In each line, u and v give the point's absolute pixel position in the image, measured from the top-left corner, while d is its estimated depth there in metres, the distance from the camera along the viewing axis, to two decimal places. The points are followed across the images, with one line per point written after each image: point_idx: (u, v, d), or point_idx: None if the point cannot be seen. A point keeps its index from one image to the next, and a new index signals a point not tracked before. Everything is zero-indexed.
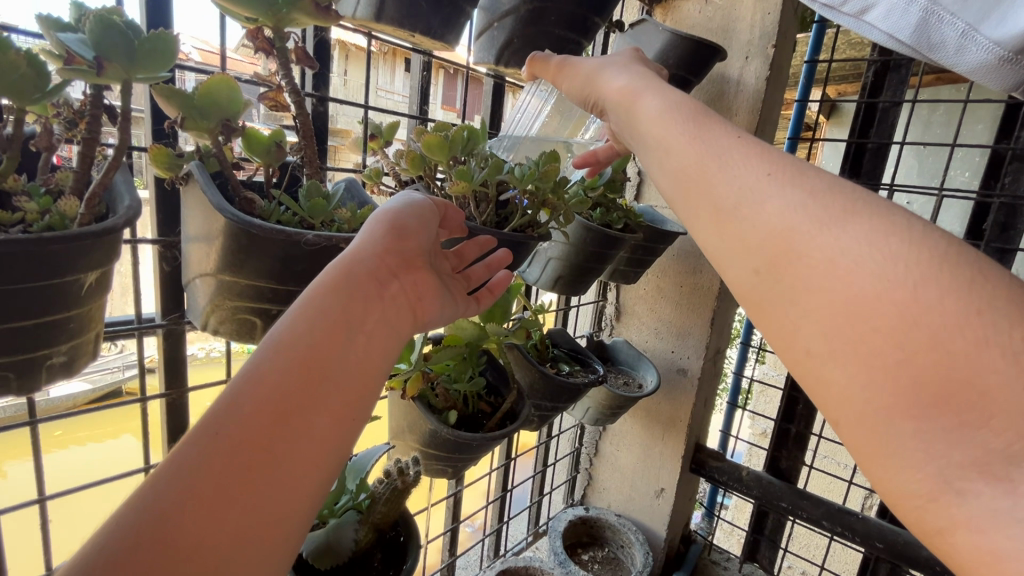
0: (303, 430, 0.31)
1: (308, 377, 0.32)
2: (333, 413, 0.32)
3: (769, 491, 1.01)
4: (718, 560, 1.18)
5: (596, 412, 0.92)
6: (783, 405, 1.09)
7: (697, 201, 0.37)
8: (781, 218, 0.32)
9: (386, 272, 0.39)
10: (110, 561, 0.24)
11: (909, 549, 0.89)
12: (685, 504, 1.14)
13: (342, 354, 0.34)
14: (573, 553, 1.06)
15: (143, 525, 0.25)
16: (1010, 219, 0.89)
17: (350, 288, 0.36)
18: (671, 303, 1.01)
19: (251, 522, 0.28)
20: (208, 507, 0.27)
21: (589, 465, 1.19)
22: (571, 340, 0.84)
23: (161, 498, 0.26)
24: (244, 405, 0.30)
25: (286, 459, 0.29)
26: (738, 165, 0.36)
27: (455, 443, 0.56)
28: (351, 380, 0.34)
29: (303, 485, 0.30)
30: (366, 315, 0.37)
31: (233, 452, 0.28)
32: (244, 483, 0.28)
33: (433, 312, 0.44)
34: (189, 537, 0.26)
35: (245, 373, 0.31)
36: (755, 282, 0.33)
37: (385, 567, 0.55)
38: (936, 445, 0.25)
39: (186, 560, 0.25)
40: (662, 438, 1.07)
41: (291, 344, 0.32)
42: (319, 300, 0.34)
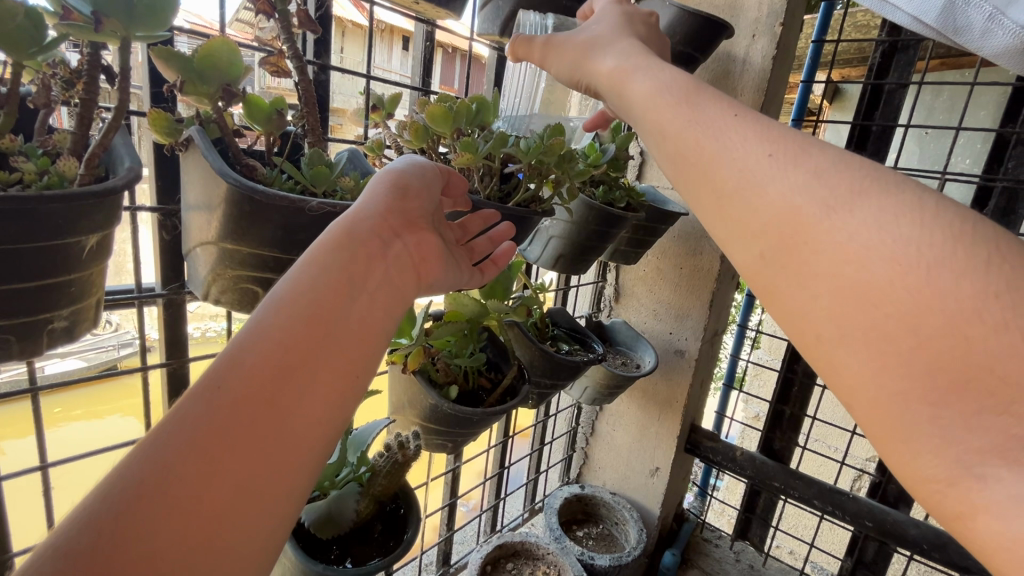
0: (306, 384, 0.31)
1: (311, 334, 0.32)
2: (337, 368, 0.32)
3: (762, 471, 1.03)
4: (709, 537, 1.20)
5: (593, 392, 0.92)
6: (778, 387, 1.10)
7: (698, 180, 0.37)
8: (787, 199, 0.32)
9: (388, 232, 0.39)
10: (117, 508, 0.24)
11: (898, 528, 0.91)
12: (679, 483, 1.16)
13: (343, 313, 0.34)
14: (569, 529, 1.08)
15: (143, 483, 0.25)
16: (1012, 204, 0.89)
17: (353, 247, 0.36)
18: (670, 284, 1.01)
19: (253, 476, 0.28)
20: (210, 461, 0.27)
21: (585, 444, 1.20)
22: (571, 319, 0.84)
23: (162, 452, 0.26)
24: (246, 360, 0.30)
25: (289, 415, 0.29)
26: (740, 143, 0.35)
27: (456, 418, 0.57)
28: (354, 337, 0.34)
29: (307, 436, 0.30)
30: (369, 273, 0.36)
31: (235, 406, 0.28)
32: (247, 438, 0.28)
33: (437, 275, 0.43)
34: (192, 494, 0.26)
35: (245, 332, 0.31)
36: (764, 265, 0.33)
37: (386, 538, 0.56)
38: (955, 430, 0.26)
39: (188, 515, 0.25)
40: (658, 418, 1.08)
41: (293, 302, 0.32)
42: (322, 258, 0.34)
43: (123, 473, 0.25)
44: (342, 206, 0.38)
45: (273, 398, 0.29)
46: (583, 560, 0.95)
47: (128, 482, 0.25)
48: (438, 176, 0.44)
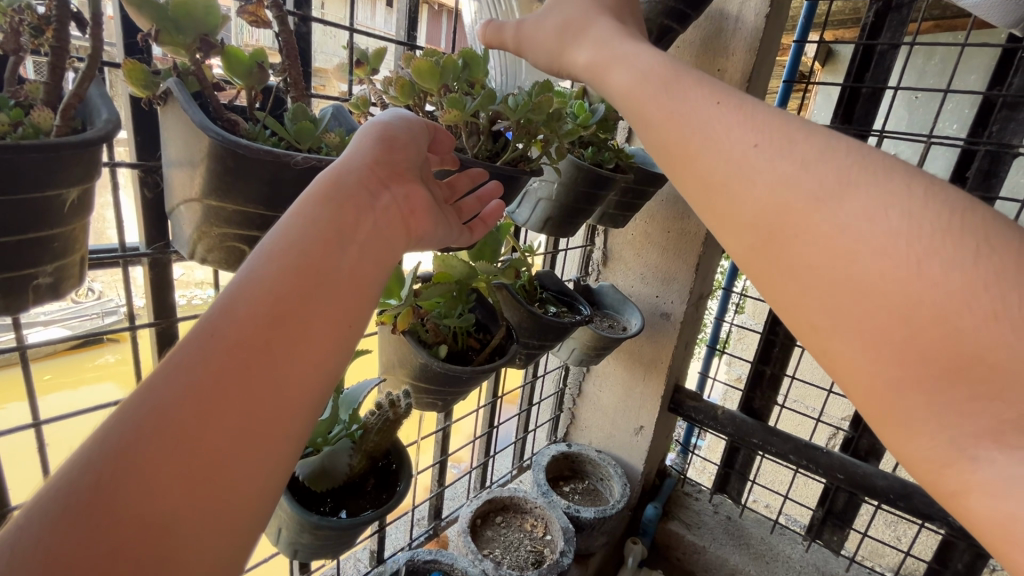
0: (299, 331, 0.31)
1: (301, 286, 0.32)
2: (329, 316, 0.33)
3: (741, 428, 1.07)
4: (690, 492, 1.24)
5: (581, 353, 0.95)
6: (759, 348, 1.13)
7: (683, 172, 0.37)
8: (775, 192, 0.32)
9: (376, 183, 0.38)
10: (118, 449, 0.25)
11: (867, 480, 0.96)
12: (662, 440, 1.20)
13: (333, 263, 0.34)
14: (556, 484, 1.12)
15: (142, 427, 0.26)
16: (993, 166, 0.90)
17: (341, 198, 0.36)
18: (657, 248, 1.02)
19: (250, 422, 0.28)
20: (203, 412, 0.27)
21: (572, 405, 1.23)
22: (559, 283, 0.84)
23: (156, 404, 0.27)
24: (239, 309, 0.30)
25: (282, 363, 0.30)
26: (723, 134, 0.35)
27: (445, 376, 0.58)
28: (345, 288, 0.34)
29: (301, 382, 0.31)
30: (358, 224, 0.36)
31: (230, 353, 0.29)
32: (243, 383, 0.29)
33: (426, 229, 0.43)
34: (188, 443, 0.26)
35: (236, 283, 0.31)
36: (757, 254, 0.34)
37: (379, 491, 0.58)
38: (948, 415, 0.27)
39: (180, 473, 0.26)
40: (644, 379, 1.11)
41: (282, 254, 0.32)
42: (310, 208, 0.34)
43: (120, 428, 0.26)
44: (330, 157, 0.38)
45: (267, 346, 0.30)
46: (569, 513, 0.99)
47: (124, 435, 0.25)
48: (425, 130, 0.44)
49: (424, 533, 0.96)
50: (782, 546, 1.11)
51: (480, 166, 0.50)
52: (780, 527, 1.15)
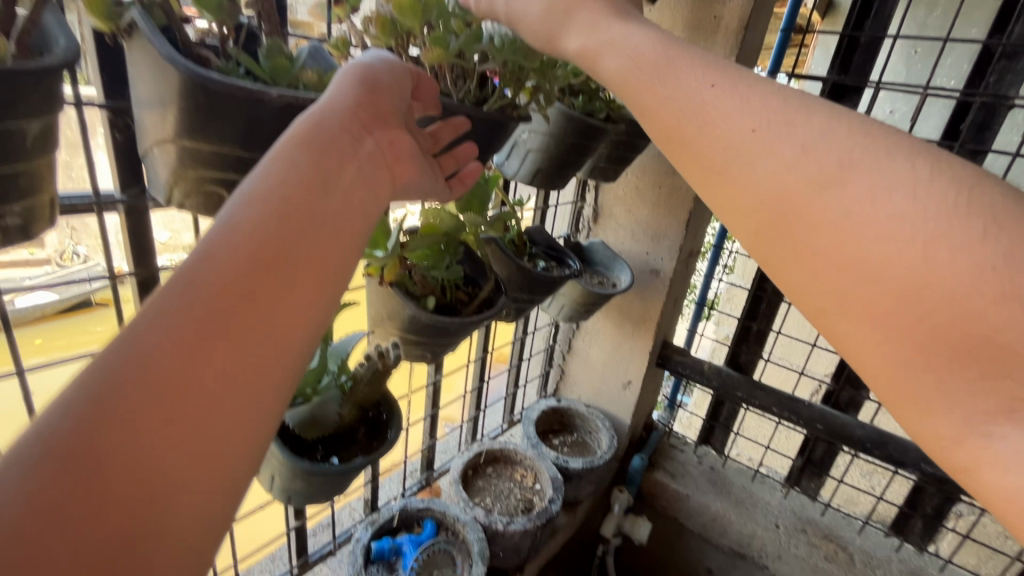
0: (281, 280, 0.31)
1: (284, 234, 0.31)
2: (314, 264, 0.32)
3: (726, 381, 1.10)
4: (676, 443, 1.27)
5: (570, 309, 0.95)
6: (747, 304, 1.14)
7: (683, 160, 0.39)
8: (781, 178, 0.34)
9: (358, 127, 0.37)
10: (97, 400, 0.25)
11: (846, 430, 0.99)
12: (650, 394, 1.22)
13: (316, 209, 0.33)
14: (545, 437, 1.14)
15: (121, 377, 0.25)
16: (988, 119, 0.90)
17: (321, 142, 0.35)
18: (648, 204, 1.02)
19: (235, 371, 0.28)
20: (187, 361, 0.27)
21: (561, 361, 1.24)
22: (549, 238, 0.84)
23: (136, 346, 0.26)
24: (218, 257, 0.29)
25: (267, 312, 0.30)
26: (721, 117, 0.37)
27: (435, 328, 0.58)
28: (329, 235, 0.33)
29: (287, 331, 0.31)
30: (341, 171, 0.35)
31: (211, 302, 0.28)
32: (226, 332, 0.28)
33: (413, 178, 0.42)
34: (171, 392, 0.26)
35: (215, 231, 0.30)
36: (760, 241, 0.36)
37: (369, 439, 0.59)
38: (959, 395, 0.29)
39: (166, 421, 0.26)
40: (632, 335, 1.12)
41: (261, 200, 0.31)
42: (289, 153, 0.33)
43: (95, 377, 0.25)
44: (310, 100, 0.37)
45: (251, 294, 0.29)
46: (558, 464, 1.02)
47: (104, 381, 0.25)
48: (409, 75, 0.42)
49: (416, 483, 0.98)
50: (762, 494, 1.14)
51: (464, 115, 0.48)
52: (761, 476, 1.19)
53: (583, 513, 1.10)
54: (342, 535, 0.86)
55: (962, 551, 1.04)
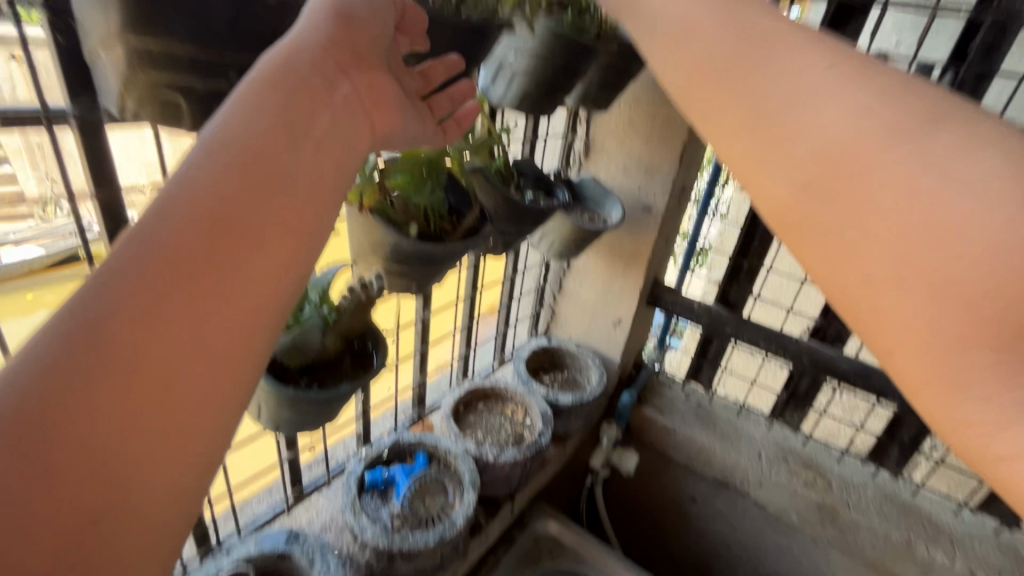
0: (249, 236, 0.29)
1: (250, 187, 0.30)
2: (285, 221, 0.31)
3: (715, 318, 1.10)
4: (665, 381, 1.29)
5: (560, 246, 0.94)
6: (739, 240, 1.13)
7: (736, 105, 0.40)
8: (822, 152, 0.35)
9: (332, 69, 0.35)
10: (53, 360, 0.24)
11: (831, 363, 1.01)
12: (640, 333, 1.23)
13: (286, 160, 0.31)
14: (536, 374, 1.15)
15: (78, 336, 0.24)
16: (997, 41, 0.86)
17: (290, 86, 0.33)
18: (642, 137, 0.98)
19: (202, 333, 0.27)
20: (148, 320, 0.26)
21: (552, 301, 1.24)
22: (538, 170, 0.81)
23: (103, 290, 0.25)
24: (178, 210, 0.28)
25: (234, 271, 0.29)
26: (792, 63, 0.39)
27: (420, 256, 0.56)
28: (301, 189, 0.32)
29: (258, 293, 0.30)
30: (315, 117, 0.33)
31: (173, 258, 0.27)
32: (191, 291, 0.27)
33: (393, 126, 0.40)
34: (132, 353, 0.25)
35: (175, 182, 0.29)
36: (805, 192, 0.36)
37: (355, 368, 0.59)
38: (1011, 380, 0.27)
39: (128, 365, 0.25)
40: (623, 273, 1.11)
41: (225, 147, 0.30)
42: (256, 96, 0.31)
43: (48, 333, 0.24)
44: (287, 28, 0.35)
45: (216, 251, 0.28)
46: (548, 399, 1.03)
47: (60, 340, 0.24)
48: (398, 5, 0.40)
49: (409, 420, 0.99)
50: (746, 427, 1.17)
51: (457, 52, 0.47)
52: (747, 411, 1.22)
53: (572, 447, 1.13)
54: (337, 468, 0.88)
55: (937, 477, 1.07)
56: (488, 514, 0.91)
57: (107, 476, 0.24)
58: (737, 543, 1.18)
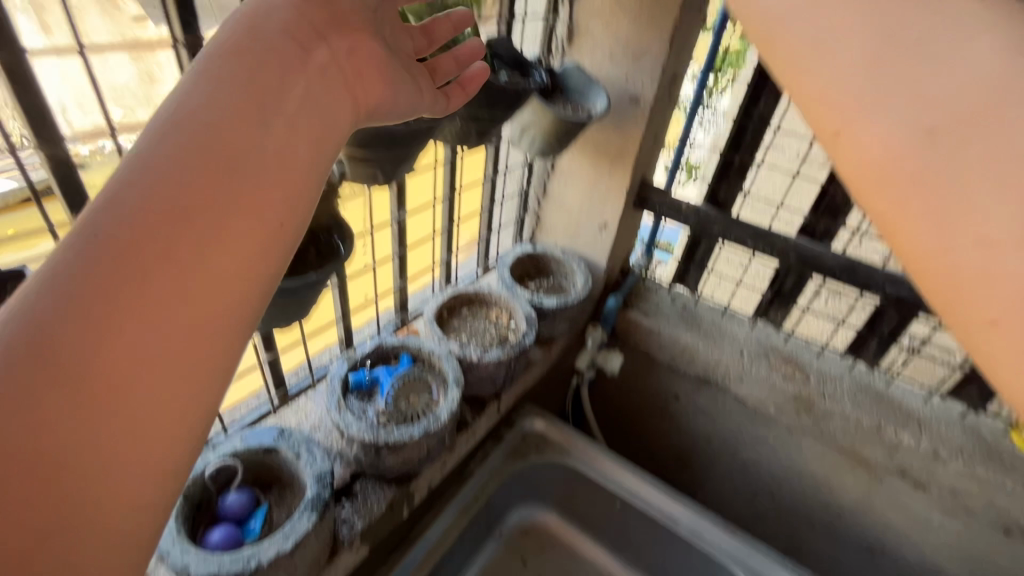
0: (226, 193, 0.33)
1: (223, 149, 0.33)
2: (265, 182, 0.35)
3: (702, 218, 1.08)
4: (652, 287, 1.28)
5: (540, 141, 0.89)
6: (731, 135, 1.07)
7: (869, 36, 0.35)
8: (936, 102, 0.32)
9: (305, 40, 0.39)
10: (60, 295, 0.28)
11: (817, 260, 1.00)
12: (627, 238, 1.20)
13: (260, 126, 0.35)
14: (522, 281, 1.14)
15: (80, 276, 0.29)
16: None
17: (260, 55, 0.36)
18: (630, 17, 0.89)
19: (187, 277, 0.31)
20: (139, 263, 0.30)
21: (537, 206, 1.20)
22: (514, 50, 0.73)
23: (106, 213, 0.30)
24: (161, 167, 0.32)
25: (216, 223, 0.33)
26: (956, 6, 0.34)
27: (384, 137, 0.52)
28: (277, 155, 0.35)
29: (242, 246, 0.34)
30: (290, 85, 0.37)
31: (159, 211, 0.31)
32: (176, 240, 0.31)
33: (377, 94, 0.44)
34: (127, 291, 0.30)
35: (154, 143, 0.32)
36: (929, 137, 0.32)
37: (322, 261, 0.55)
38: None
39: (117, 301, 0.29)
40: (609, 172, 1.06)
41: (195, 114, 0.34)
42: (226, 64, 0.35)
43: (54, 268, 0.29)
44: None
45: (197, 207, 0.32)
46: (532, 303, 1.02)
47: (64, 277, 0.29)
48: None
49: (392, 325, 0.99)
50: (730, 327, 1.18)
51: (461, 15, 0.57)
52: (731, 312, 1.22)
53: (557, 352, 1.14)
54: (321, 372, 0.89)
55: (912, 367, 1.09)
56: (473, 413, 0.93)
57: (112, 370, 0.29)
58: (716, 437, 1.23)
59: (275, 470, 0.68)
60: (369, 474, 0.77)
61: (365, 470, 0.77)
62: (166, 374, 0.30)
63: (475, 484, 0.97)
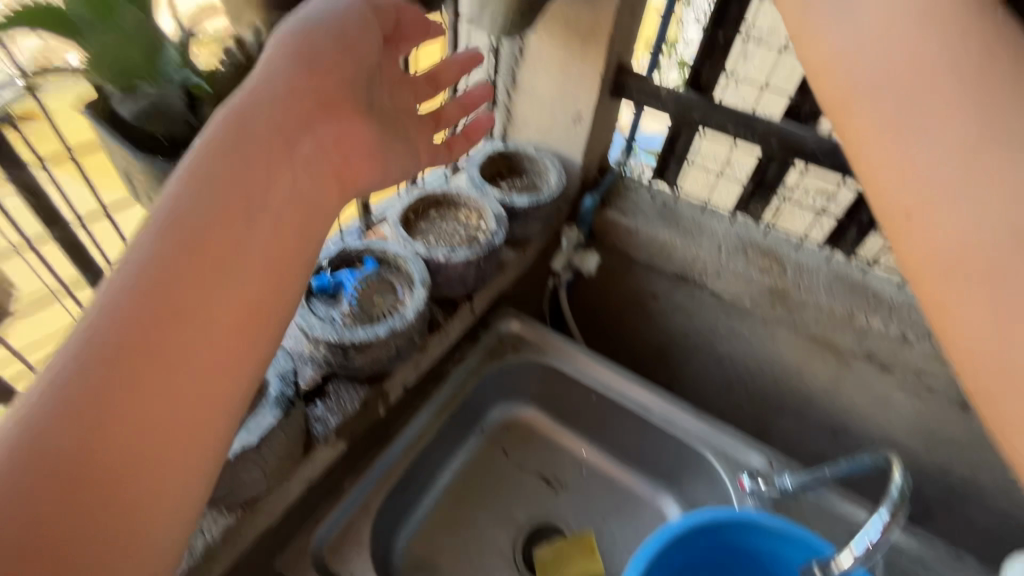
0: (215, 285, 0.46)
1: (199, 247, 0.46)
2: (255, 279, 0.49)
3: (683, 105, 1.01)
4: (631, 184, 1.23)
5: (502, 17, 0.79)
6: (716, 6, 0.97)
7: (902, 105, 0.44)
8: (958, 152, 0.41)
9: (288, 133, 0.52)
10: (86, 366, 0.41)
11: (801, 145, 0.95)
12: (604, 131, 1.13)
13: (243, 239, 0.48)
14: (493, 182, 1.08)
15: (105, 350, 0.42)
16: None
17: (230, 147, 0.49)
18: None
19: (182, 345, 0.44)
20: (146, 338, 0.43)
21: (507, 99, 1.12)
22: None
23: (108, 315, 0.43)
24: (161, 261, 0.45)
25: (212, 299, 0.46)
26: (960, 74, 0.42)
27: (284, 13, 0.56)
28: (262, 250, 0.49)
29: (217, 313, 0.46)
30: (269, 183, 0.51)
31: (150, 297, 0.44)
32: (173, 321, 0.44)
33: (361, 176, 0.60)
34: (129, 356, 0.42)
35: (142, 257, 0.45)
36: (962, 176, 0.41)
37: None
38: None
39: (118, 363, 0.42)
40: (582, 55, 0.97)
41: (181, 220, 0.46)
42: (203, 165, 0.48)
43: (76, 342, 0.42)
44: (248, 83, 0.52)
45: (182, 292, 0.45)
46: (502, 203, 0.98)
47: (87, 366, 0.41)
48: (365, 9, 0.59)
49: (356, 229, 0.95)
50: (710, 222, 1.15)
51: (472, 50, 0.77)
52: (711, 207, 1.18)
53: (532, 254, 1.12)
54: None
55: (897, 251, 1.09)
56: (445, 314, 0.92)
57: (108, 410, 0.41)
58: (693, 332, 1.24)
59: None
60: (341, 374, 0.78)
61: (335, 371, 0.77)
62: (182, 404, 0.43)
63: (453, 384, 0.98)
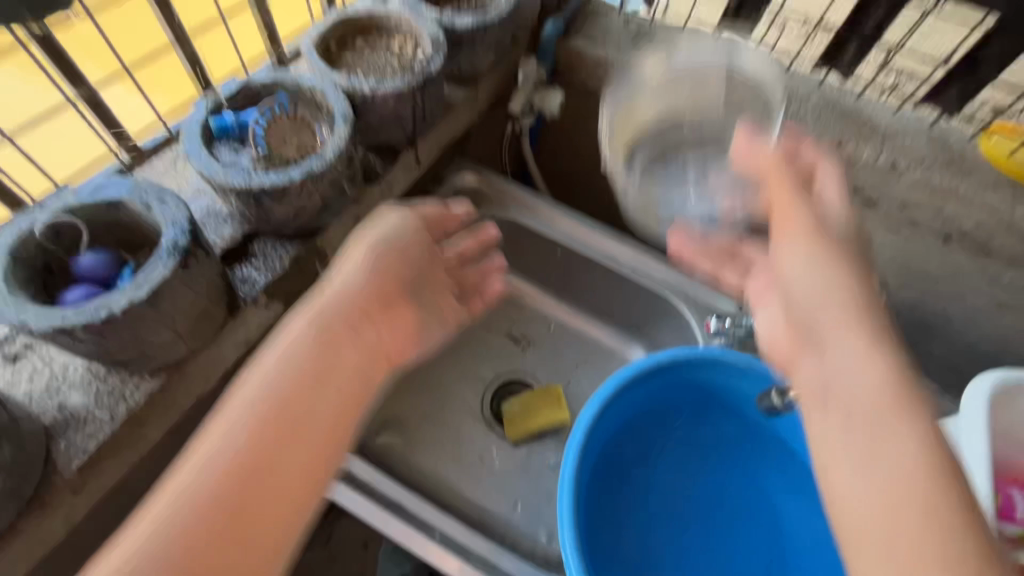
0: (286, 462, 0.52)
1: (276, 429, 0.53)
2: (323, 441, 0.55)
3: None
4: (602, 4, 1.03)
5: None
6: None
7: (792, 345, 0.54)
8: (831, 433, 0.48)
9: (356, 316, 0.60)
10: (180, 517, 0.48)
11: None
12: None
13: (311, 409, 0.55)
14: None
15: (201, 515, 0.48)
16: None
17: (325, 337, 0.58)
18: None
19: (256, 504, 0.50)
20: (228, 499, 0.49)
21: None
22: None
23: (197, 483, 0.49)
24: (242, 445, 0.51)
25: (282, 471, 0.52)
26: (860, 360, 0.49)
27: None
28: (323, 423, 0.55)
29: (299, 483, 0.53)
30: (335, 374, 0.57)
31: (236, 475, 0.50)
32: (250, 489, 0.50)
33: (401, 350, 0.65)
34: (221, 518, 0.49)
35: (231, 430, 0.52)
36: (843, 435, 0.47)
37: None
38: None
39: (213, 521, 0.48)
40: None
41: (267, 404, 0.53)
42: (298, 350, 0.56)
43: (174, 506, 0.48)
44: (333, 282, 0.61)
45: (266, 465, 0.51)
46: (441, 24, 0.80)
47: (176, 517, 0.48)
48: (416, 223, 0.69)
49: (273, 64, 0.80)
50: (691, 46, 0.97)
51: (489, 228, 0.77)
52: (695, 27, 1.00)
53: (485, 96, 0.98)
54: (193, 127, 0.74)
55: (921, 39, 0.85)
56: (386, 165, 0.82)
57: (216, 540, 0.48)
58: None
59: (131, 225, 0.58)
60: (266, 232, 0.69)
61: (258, 226, 0.68)
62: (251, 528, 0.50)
63: None
